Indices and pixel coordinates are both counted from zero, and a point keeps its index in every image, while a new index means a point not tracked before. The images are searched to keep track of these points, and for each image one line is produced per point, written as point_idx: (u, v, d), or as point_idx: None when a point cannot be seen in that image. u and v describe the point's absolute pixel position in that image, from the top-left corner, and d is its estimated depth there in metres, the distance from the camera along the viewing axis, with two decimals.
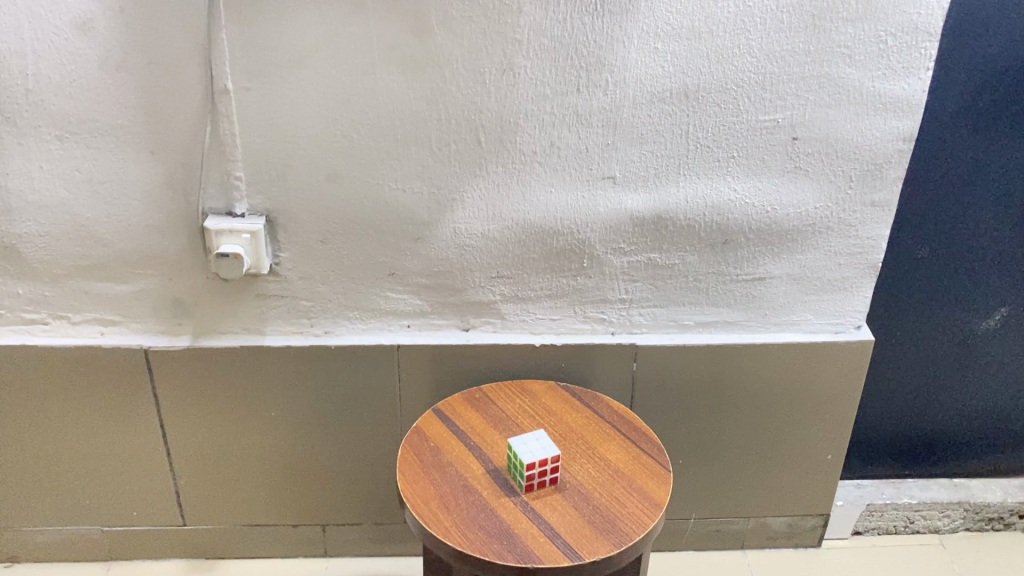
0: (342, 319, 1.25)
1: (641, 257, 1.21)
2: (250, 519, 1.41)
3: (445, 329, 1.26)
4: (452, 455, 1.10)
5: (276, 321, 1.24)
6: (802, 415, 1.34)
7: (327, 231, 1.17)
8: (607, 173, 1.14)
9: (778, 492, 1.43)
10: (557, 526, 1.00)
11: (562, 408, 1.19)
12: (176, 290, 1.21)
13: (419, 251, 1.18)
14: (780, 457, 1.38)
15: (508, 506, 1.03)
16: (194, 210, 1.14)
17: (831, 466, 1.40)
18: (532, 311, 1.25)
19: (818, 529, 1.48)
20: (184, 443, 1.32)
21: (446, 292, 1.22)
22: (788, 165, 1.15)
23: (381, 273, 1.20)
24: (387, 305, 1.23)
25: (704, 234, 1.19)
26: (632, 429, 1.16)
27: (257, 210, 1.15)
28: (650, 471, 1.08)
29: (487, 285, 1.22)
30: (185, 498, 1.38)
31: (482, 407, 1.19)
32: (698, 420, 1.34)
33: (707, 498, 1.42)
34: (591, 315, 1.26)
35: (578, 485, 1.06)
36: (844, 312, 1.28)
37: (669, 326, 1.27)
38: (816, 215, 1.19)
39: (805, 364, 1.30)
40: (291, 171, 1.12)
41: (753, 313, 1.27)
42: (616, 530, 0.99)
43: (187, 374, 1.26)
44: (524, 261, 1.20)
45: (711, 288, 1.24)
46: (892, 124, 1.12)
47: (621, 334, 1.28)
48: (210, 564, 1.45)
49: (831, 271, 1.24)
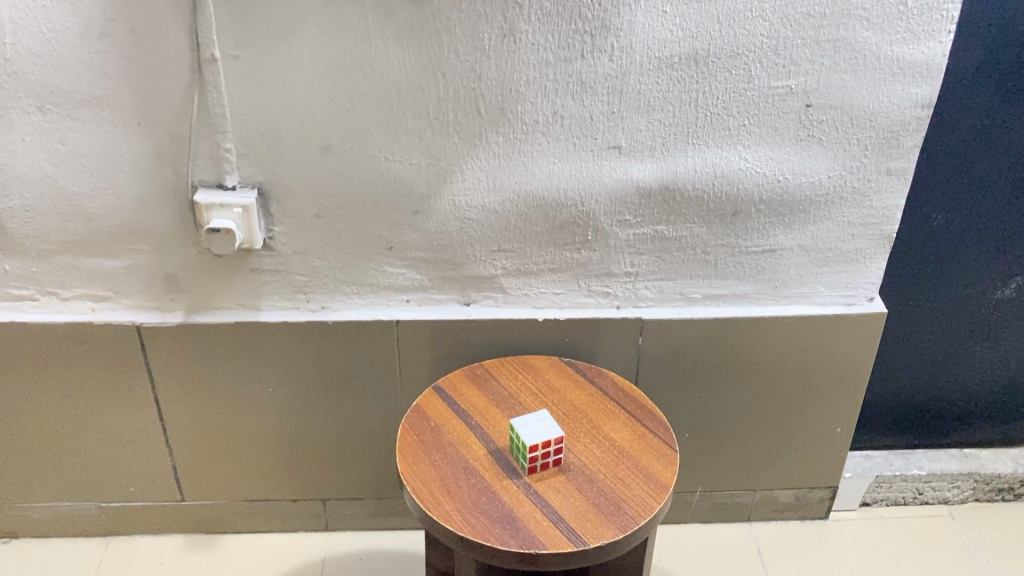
0: (339, 294, 1.21)
1: (648, 229, 1.17)
2: (249, 494, 1.39)
3: (446, 304, 1.23)
4: (453, 434, 1.07)
5: (271, 296, 1.21)
6: (811, 388, 1.31)
7: (322, 205, 1.13)
8: (613, 143, 1.09)
9: (785, 466, 1.40)
10: (561, 509, 0.98)
11: (566, 386, 1.15)
12: (168, 265, 1.17)
13: (418, 225, 1.14)
14: (789, 430, 1.36)
15: (511, 489, 1.00)
16: (184, 183, 1.10)
17: (840, 439, 1.38)
18: (534, 286, 1.21)
19: (825, 501, 1.46)
20: (180, 418, 1.30)
21: (447, 267, 1.19)
22: (801, 134, 1.10)
23: (379, 247, 1.16)
24: (385, 280, 1.20)
25: (714, 205, 1.15)
26: (638, 407, 1.12)
27: (249, 183, 1.11)
28: (656, 451, 1.06)
29: (488, 259, 1.18)
30: (183, 473, 1.36)
31: (484, 383, 1.15)
32: (705, 394, 1.31)
33: (713, 472, 1.40)
34: (596, 289, 1.22)
35: (582, 466, 1.04)
36: (857, 284, 1.24)
37: (676, 299, 1.24)
38: (829, 184, 1.14)
39: (817, 337, 1.26)
40: (284, 143, 1.08)
41: (762, 285, 1.23)
42: (622, 514, 0.97)
43: (182, 350, 1.23)
44: (526, 234, 1.16)
45: (720, 261, 1.20)
46: (910, 91, 1.07)
47: (627, 308, 1.24)
48: (210, 538, 1.43)
49: (844, 243, 1.20)
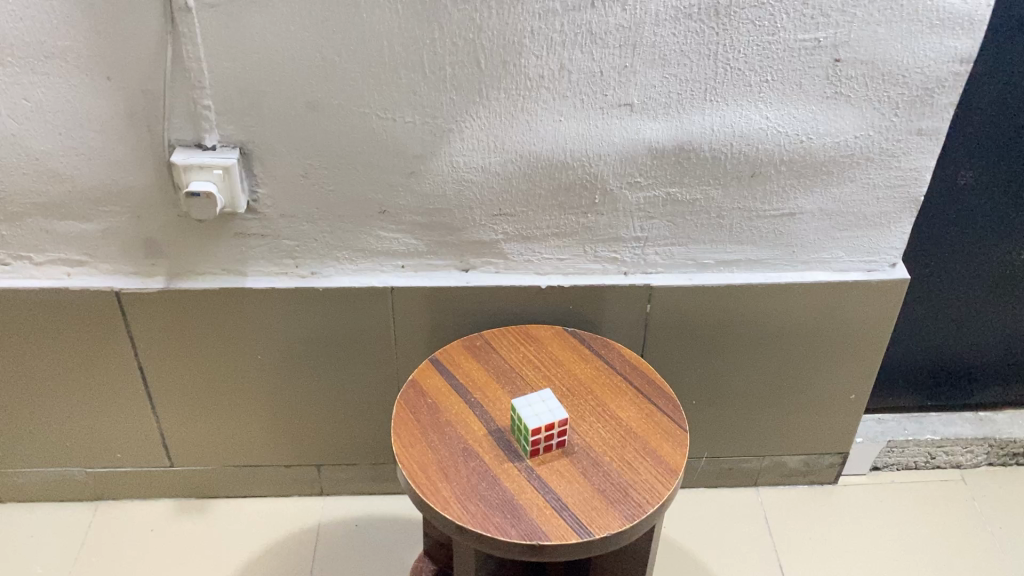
0: (329, 260, 1.14)
1: (659, 192, 1.09)
2: (240, 460, 1.34)
3: (444, 269, 1.16)
4: (451, 413, 1.01)
5: (258, 261, 1.14)
6: (825, 355, 1.26)
7: (309, 165, 1.05)
8: (624, 100, 1.01)
9: (795, 433, 1.35)
10: (565, 496, 0.93)
11: (570, 358, 1.09)
12: (145, 229, 1.10)
13: (413, 187, 1.07)
14: (801, 396, 1.30)
15: (512, 473, 0.95)
16: (159, 143, 1.02)
17: (853, 405, 1.32)
18: (537, 252, 1.14)
19: (836, 466, 1.42)
20: (166, 384, 1.24)
21: (444, 231, 1.11)
22: (828, 91, 1.01)
23: (372, 210, 1.09)
24: (378, 245, 1.12)
25: (731, 166, 1.07)
26: (646, 382, 1.06)
27: (230, 142, 1.02)
28: (664, 431, 1.00)
29: (488, 223, 1.11)
30: (171, 439, 1.31)
31: (483, 356, 1.09)
32: (715, 362, 1.25)
33: (721, 439, 1.35)
34: (602, 254, 1.15)
35: (587, 447, 0.98)
36: (879, 249, 1.16)
37: (688, 265, 1.16)
38: (855, 144, 1.06)
39: (835, 304, 1.20)
40: (267, 100, 0.99)
41: (780, 251, 1.16)
42: (629, 501, 0.92)
43: (164, 316, 1.16)
44: (529, 198, 1.08)
45: (735, 225, 1.13)
46: (949, 44, 0.98)
47: (635, 274, 1.17)
48: (201, 503, 1.39)
49: (869, 206, 1.12)
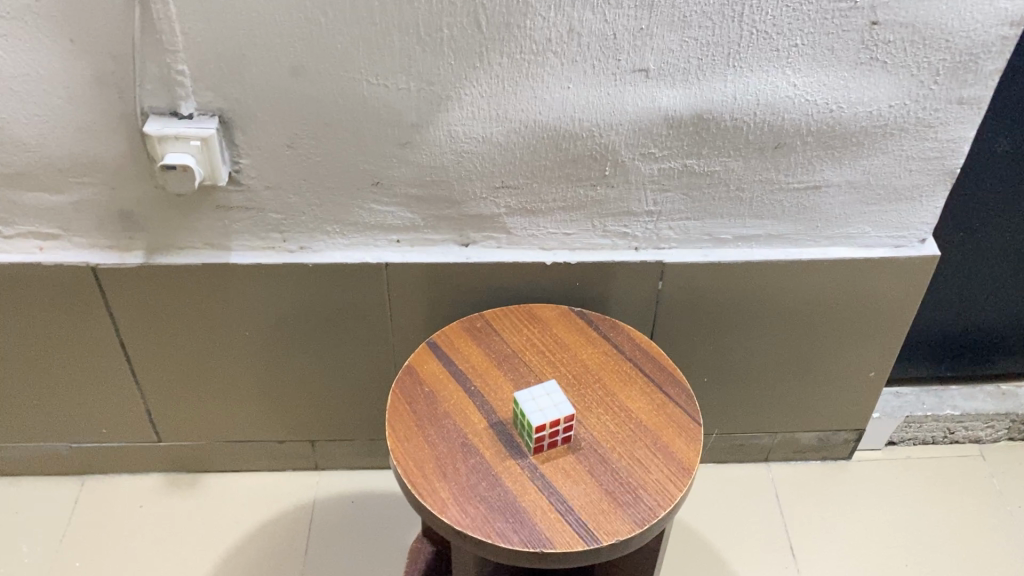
0: (319, 234, 1.06)
1: (675, 164, 1.00)
2: (230, 436, 1.29)
3: (442, 244, 1.08)
4: (450, 403, 0.95)
5: (242, 235, 1.06)
6: (845, 333, 1.19)
7: (295, 135, 0.96)
8: (638, 65, 0.92)
9: (811, 409, 1.29)
10: (571, 498, 0.87)
11: (576, 342, 1.02)
12: (121, 202, 1.02)
13: (409, 158, 0.98)
14: (818, 373, 1.24)
15: (514, 471, 0.89)
16: (131, 111, 0.93)
17: (872, 383, 1.26)
18: (542, 226, 1.06)
19: (850, 442, 1.36)
20: (149, 360, 1.18)
21: (442, 205, 1.03)
22: (862, 57, 0.92)
23: (364, 182, 1.01)
24: (371, 219, 1.05)
25: (754, 136, 0.98)
26: (658, 368, 1.00)
27: (208, 110, 0.94)
28: (676, 424, 0.94)
29: (489, 196, 1.03)
30: (157, 414, 1.25)
31: (484, 339, 1.02)
32: (729, 339, 1.18)
33: (732, 415, 1.30)
34: (612, 229, 1.07)
35: (594, 443, 0.92)
36: (908, 224, 1.09)
37: (703, 240, 1.09)
38: (889, 114, 0.97)
39: (859, 281, 1.13)
40: (247, 65, 0.90)
41: (803, 225, 1.08)
42: (638, 504, 0.87)
43: (145, 291, 1.09)
44: (534, 169, 1.00)
45: (756, 199, 1.05)
46: (999, 6, 0.88)
47: (647, 249, 1.10)
48: (191, 478, 1.34)
49: (900, 178, 1.04)
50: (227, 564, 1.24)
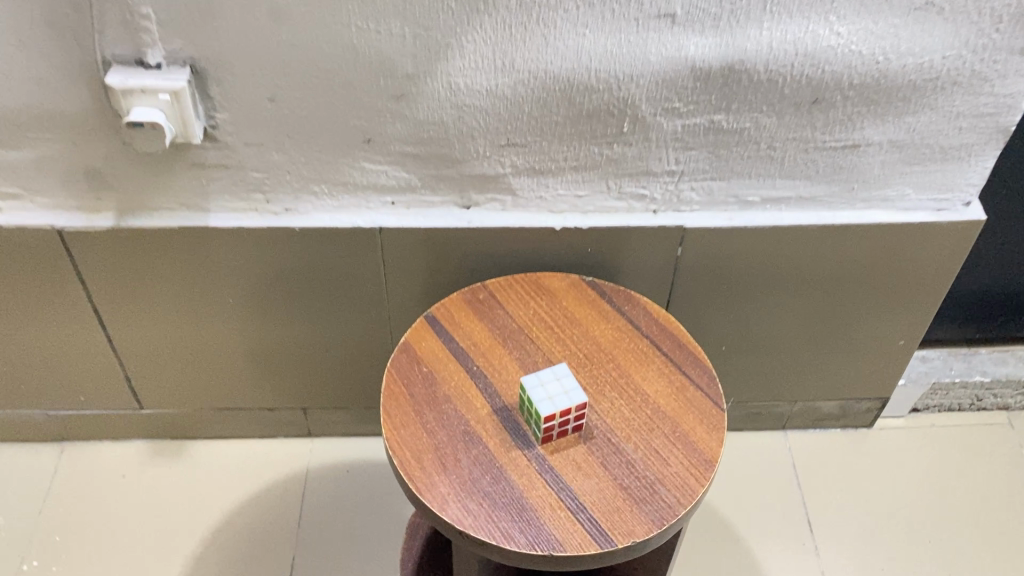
0: (306, 195, 0.97)
1: (701, 120, 0.90)
2: (217, 403, 1.21)
3: (441, 206, 0.99)
4: (450, 386, 0.87)
5: (221, 196, 0.96)
6: (876, 300, 1.10)
7: (277, 87, 0.86)
8: (664, 10, 0.80)
9: (833, 378, 1.22)
10: (582, 493, 0.80)
11: (587, 316, 0.94)
12: (85, 159, 0.92)
13: (404, 113, 0.88)
14: (844, 342, 1.16)
15: (521, 464, 0.82)
16: (91, 59, 0.83)
17: (901, 352, 1.18)
18: (551, 187, 0.97)
19: (873, 411, 1.29)
20: (126, 326, 1.10)
21: (441, 163, 0.94)
22: (917, 2, 0.81)
23: (354, 139, 0.91)
24: (363, 179, 0.95)
25: (789, 90, 0.88)
26: (677, 347, 0.91)
27: (178, 59, 0.83)
28: (696, 410, 0.86)
29: (493, 154, 0.93)
30: (138, 381, 1.17)
31: (487, 312, 0.94)
32: (750, 307, 1.10)
33: (749, 384, 1.22)
34: (628, 190, 0.97)
35: (607, 431, 0.84)
36: (953, 185, 0.99)
37: (728, 202, 0.99)
38: (942, 66, 0.86)
39: (896, 247, 1.04)
40: (220, 8, 0.79)
41: (838, 187, 0.98)
42: (656, 500, 0.80)
43: (118, 256, 1.00)
44: (543, 125, 0.90)
45: (788, 158, 0.95)
46: None
47: (666, 212, 1.00)
48: (177, 445, 1.27)
49: (947, 137, 0.94)
50: (216, 538, 1.18)
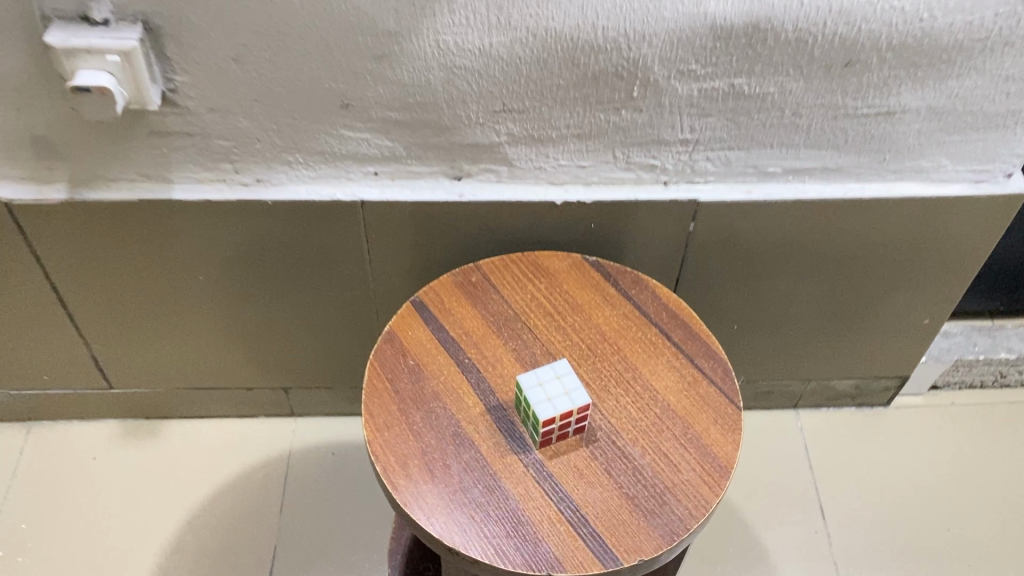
0: (279, 165, 0.87)
1: (720, 85, 0.80)
2: (192, 383, 1.14)
3: (430, 177, 0.89)
4: (440, 381, 0.79)
5: (186, 166, 0.87)
6: (902, 277, 1.02)
7: (242, 46, 0.75)
8: None
9: (850, 357, 1.14)
10: (584, 505, 0.72)
11: (590, 302, 0.85)
12: (30, 126, 0.82)
13: (386, 75, 0.78)
14: (864, 320, 1.08)
15: (516, 471, 0.74)
16: (27, 15, 0.72)
17: (924, 330, 1.10)
18: (552, 157, 0.87)
19: (891, 390, 1.22)
20: (89, 305, 1.01)
21: (429, 131, 0.84)
22: None
23: (331, 104, 0.81)
24: (342, 148, 0.86)
25: (821, 51, 0.78)
26: (689, 336, 0.83)
27: (128, 15, 0.73)
28: (710, 409, 0.78)
29: (486, 121, 0.83)
30: (106, 361, 1.09)
31: (481, 297, 0.85)
32: (765, 284, 1.02)
33: (761, 362, 1.14)
34: (637, 161, 0.88)
35: (612, 433, 0.77)
36: (995, 155, 0.90)
37: (746, 173, 0.90)
38: (994, 24, 0.76)
39: (927, 222, 0.95)
40: None
41: (867, 157, 0.89)
42: (665, 512, 0.72)
43: (75, 232, 0.91)
44: (543, 89, 0.80)
45: (814, 126, 0.85)
46: None
47: (678, 184, 0.91)
48: (150, 425, 1.19)
49: (993, 103, 0.84)
50: (192, 526, 1.11)
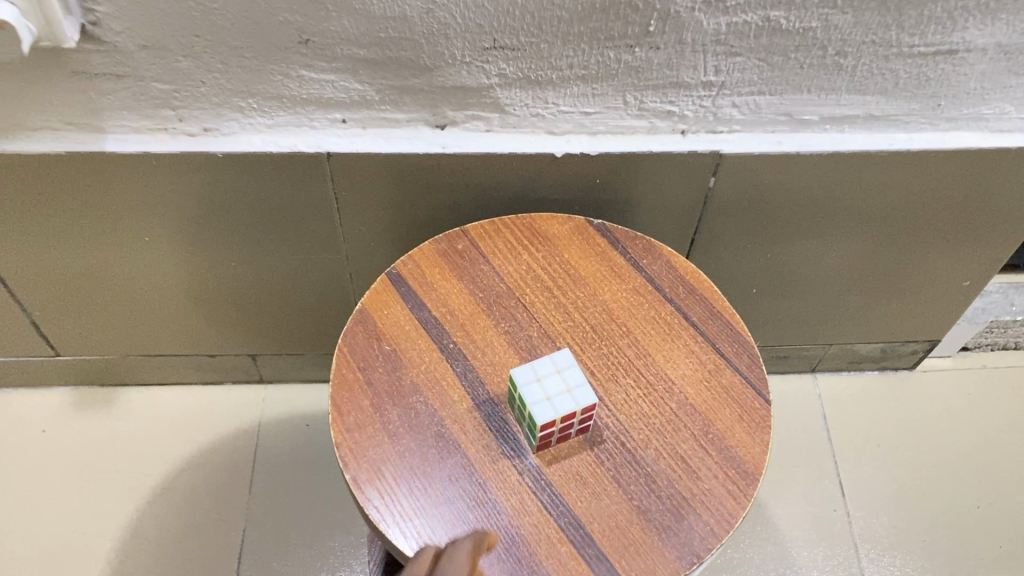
0: (230, 112, 0.74)
1: (754, 18, 0.66)
2: (149, 349, 1.02)
3: (408, 126, 0.76)
4: (420, 371, 0.68)
5: (120, 112, 0.74)
6: (945, 236, 0.90)
7: None
8: None
9: (878, 319, 1.03)
10: (589, 520, 0.62)
11: (595, 274, 0.74)
12: None
13: (351, 5, 0.64)
14: (898, 282, 0.97)
15: (510, 480, 0.63)
16: None
17: (963, 292, 0.99)
18: (551, 102, 0.74)
19: (919, 353, 1.11)
20: (23, 269, 0.89)
21: (405, 72, 0.70)
22: None
23: (286, 39, 0.67)
24: (303, 91, 0.72)
25: None
26: (709, 316, 0.72)
27: None
28: (734, 404, 0.67)
29: (474, 61, 0.70)
30: (49, 327, 0.98)
31: (468, 268, 0.73)
32: (792, 244, 0.90)
33: (778, 326, 1.04)
34: (651, 107, 0.75)
35: (621, 433, 0.66)
36: None
37: (777, 121, 0.77)
38: None
39: (981, 176, 0.82)
40: None
41: (919, 102, 0.76)
42: (683, 528, 0.62)
43: None
44: (542, 23, 0.66)
45: (861, 68, 0.72)
46: None
47: (697, 133, 0.78)
48: (105, 393, 1.08)
49: None
50: (152, 506, 1.01)
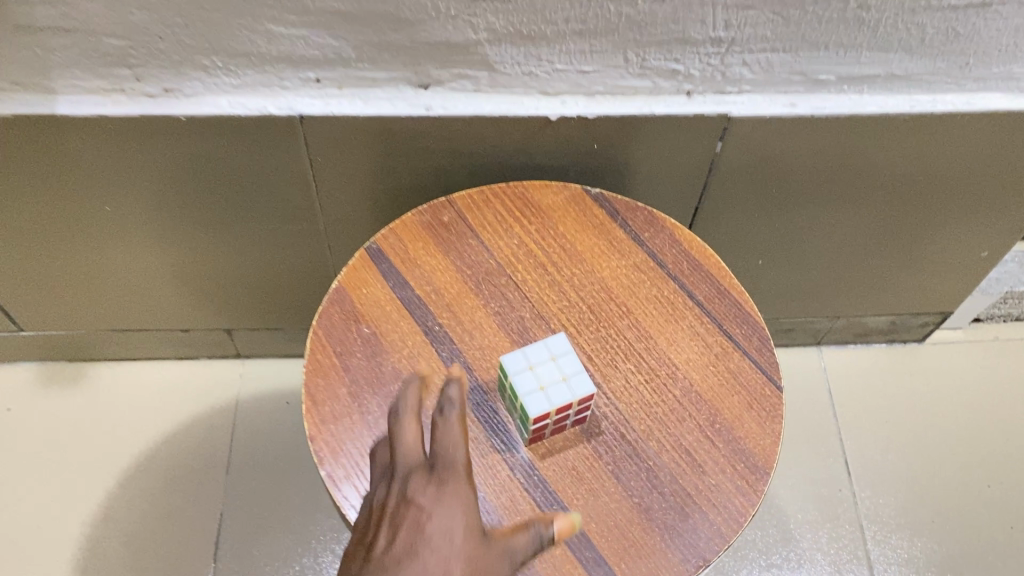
0: (192, 71, 0.67)
1: None
2: (118, 324, 0.97)
3: (388, 86, 0.70)
4: (402, 355, 0.62)
5: (71, 72, 0.67)
6: (964, 205, 0.84)
7: None
8: None
9: (889, 290, 0.98)
10: (586, 519, 0.57)
11: (593, 248, 0.68)
12: None
13: None
14: (912, 252, 0.91)
15: (500, 475, 0.58)
16: None
17: (979, 263, 0.94)
18: (545, 60, 0.67)
19: (929, 325, 1.07)
20: None
21: (384, 27, 0.63)
22: None
23: None
24: (272, 48, 0.65)
25: None
26: (716, 293, 0.66)
27: None
28: (743, 390, 0.62)
29: (460, 15, 0.63)
30: (10, 302, 0.92)
31: (455, 243, 0.67)
32: (801, 213, 0.84)
33: (783, 297, 0.99)
34: (654, 65, 0.69)
35: (621, 422, 0.61)
36: None
37: (790, 81, 0.71)
38: None
39: (1008, 141, 0.76)
40: None
41: (946, 61, 0.70)
42: (688, 527, 0.57)
43: None
44: None
45: (887, 23, 0.65)
46: None
47: (703, 94, 0.72)
48: (74, 369, 1.03)
49: None
50: (126, 489, 0.96)
